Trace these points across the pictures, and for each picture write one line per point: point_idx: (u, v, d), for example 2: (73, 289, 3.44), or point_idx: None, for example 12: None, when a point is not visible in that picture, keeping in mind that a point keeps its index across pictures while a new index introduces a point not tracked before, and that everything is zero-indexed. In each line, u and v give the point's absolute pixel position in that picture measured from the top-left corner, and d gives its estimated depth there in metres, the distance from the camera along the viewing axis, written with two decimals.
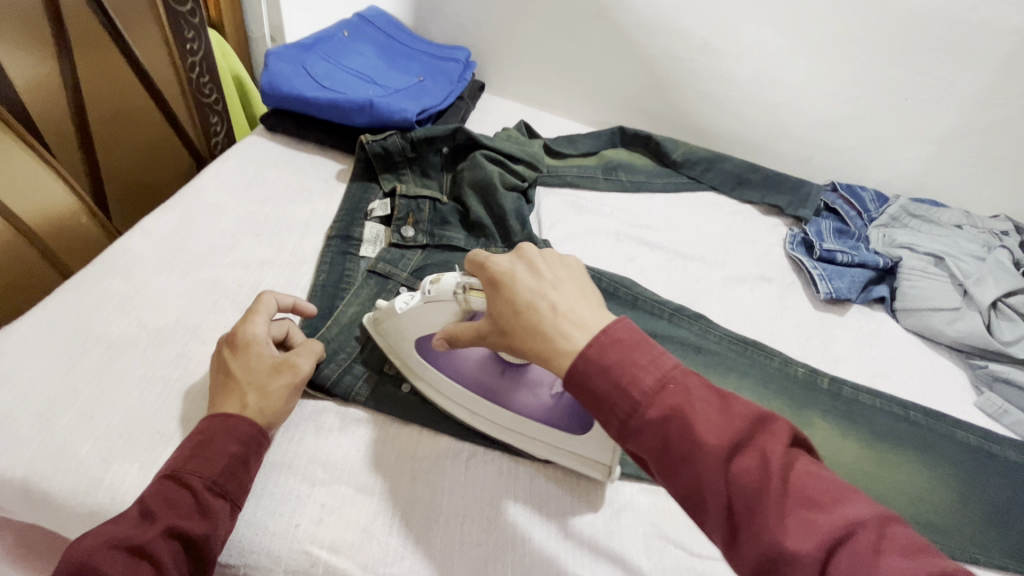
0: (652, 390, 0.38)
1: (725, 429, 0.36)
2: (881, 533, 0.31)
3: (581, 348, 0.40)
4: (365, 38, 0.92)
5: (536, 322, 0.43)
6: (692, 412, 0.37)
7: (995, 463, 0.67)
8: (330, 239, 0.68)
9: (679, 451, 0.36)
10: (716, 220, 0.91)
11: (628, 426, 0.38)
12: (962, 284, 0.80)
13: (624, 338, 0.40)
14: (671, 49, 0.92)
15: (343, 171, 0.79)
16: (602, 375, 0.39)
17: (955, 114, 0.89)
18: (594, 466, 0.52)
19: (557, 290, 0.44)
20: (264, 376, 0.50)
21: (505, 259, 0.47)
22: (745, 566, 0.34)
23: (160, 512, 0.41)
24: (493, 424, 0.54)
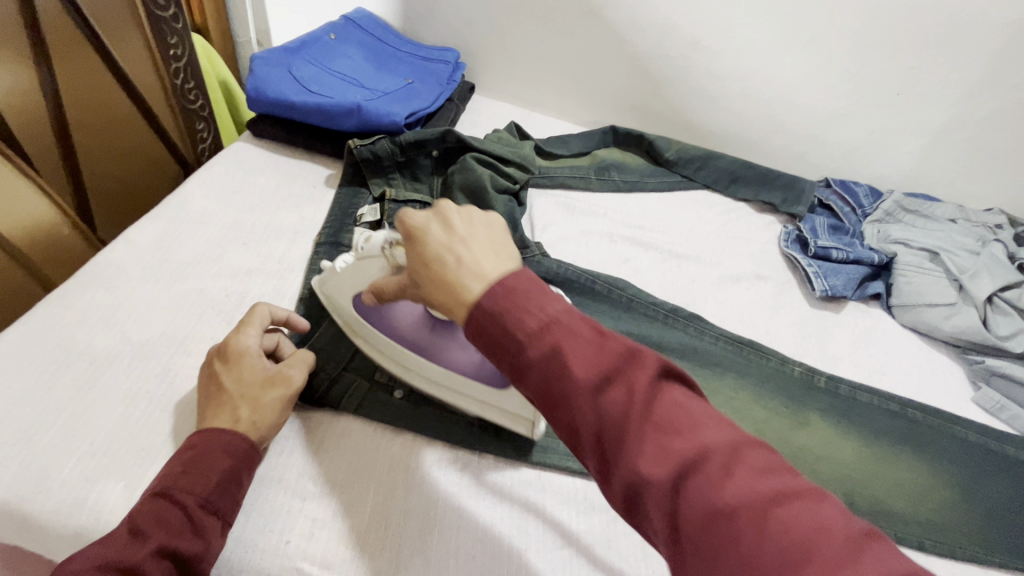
0: (534, 331, 0.35)
1: (598, 365, 0.34)
2: (737, 459, 0.30)
3: (478, 299, 0.37)
4: (353, 41, 0.91)
5: (441, 275, 0.39)
6: (567, 350, 0.34)
7: (994, 459, 0.66)
8: (319, 246, 0.67)
9: (556, 389, 0.34)
10: (710, 218, 0.91)
11: (513, 371, 0.36)
12: (957, 279, 0.80)
13: (514, 281, 0.37)
14: (662, 47, 0.92)
15: (332, 176, 0.78)
16: (490, 320, 0.36)
17: (948, 108, 0.89)
18: (519, 422, 0.53)
19: (468, 242, 0.40)
20: (256, 390, 0.49)
21: (419, 213, 0.43)
22: (613, 495, 0.33)
23: (150, 532, 0.39)
24: (424, 376, 0.57)
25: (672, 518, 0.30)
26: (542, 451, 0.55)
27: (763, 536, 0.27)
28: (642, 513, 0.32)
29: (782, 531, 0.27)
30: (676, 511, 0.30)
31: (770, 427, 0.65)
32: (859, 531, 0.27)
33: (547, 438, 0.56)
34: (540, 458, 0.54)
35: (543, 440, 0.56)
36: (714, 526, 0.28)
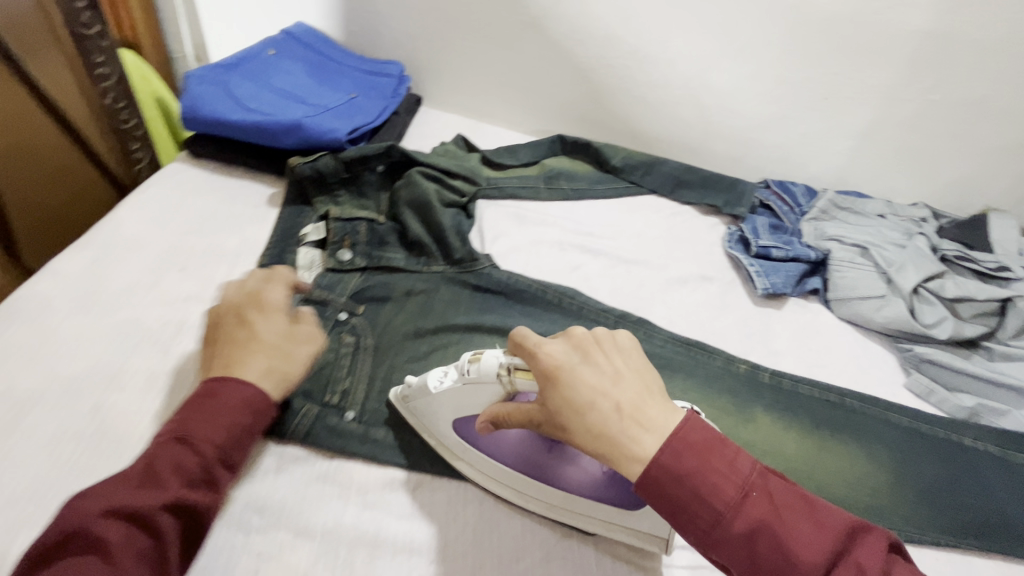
0: (737, 502, 0.40)
1: (816, 537, 0.39)
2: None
3: (655, 456, 0.41)
4: (293, 55, 0.89)
5: (597, 424, 0.43)
6: (781, 523, 0.39)
7: (927, 441, 0.70)
8: (263, 267, 0.66)
9: (772, 565, 0.38)
10: (658, 223, 0.93)
11: (711, 537, 0.40)
12: (886, 272, 0.84)
13: (703, 443, 0.41)
14: (602, 57, 0.94)
15: (275, 195, 0.76)
16: (681, 485, 0.40)
17: (871, 111, 0.94)
18: (652, 541, 0.49)
19: (620, 387, 0.44)
20: (286, 347, 0.53)
21: (559, 350, 0.46)
22: None
23: (167, 480, 0.42)
24: (540, 502, 0.51)
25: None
26: None
27: None
28: None
29: None
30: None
31: (719, 425, 0.68)
32: None
33: None
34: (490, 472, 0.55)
35: None
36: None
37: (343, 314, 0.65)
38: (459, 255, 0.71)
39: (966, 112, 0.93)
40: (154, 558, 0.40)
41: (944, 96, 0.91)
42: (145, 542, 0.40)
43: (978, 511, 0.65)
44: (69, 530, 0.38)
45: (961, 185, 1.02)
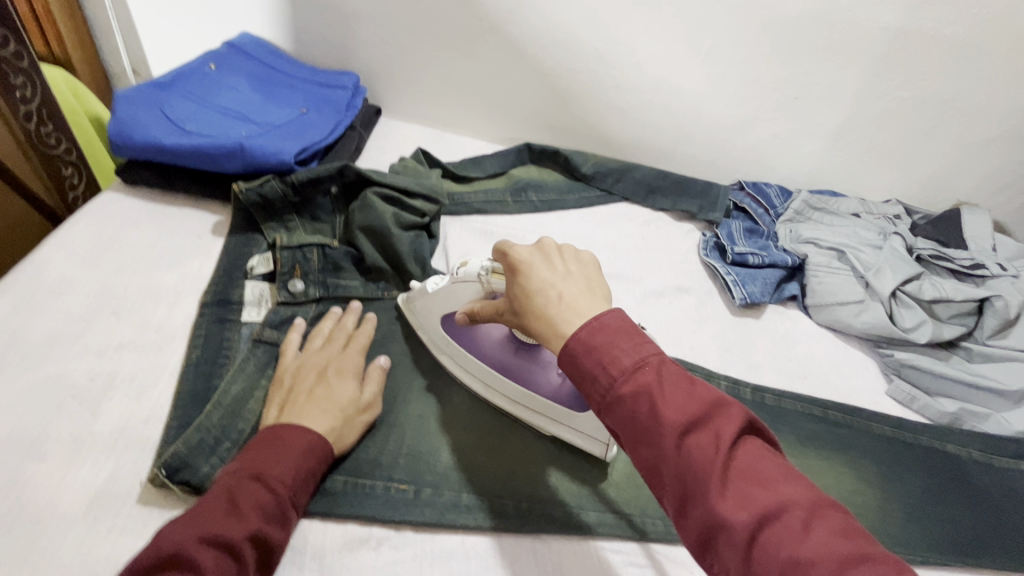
0: (629, 370, 0.39)
1: (689, 406, 0.37)
2: (813, 515, 0.33)
3: (575, 331, 0.42)
4: (237, 69, 0.83)
5: (545, 307, 0.45)
6: (660, 394, 0.38)
7: (909, 452, 0.69)
8: (204, 306, 0.60)
9: (641, 425, 0.38)
10: (631, 232, 0.90)
11: (602, 399, 0.40)
12: (863, 276, 0.82)
13: (609, 323, 0.41)
14: (566, 62, 0.90)
15: (219, 223, 0.70)
16: (589, 355, 0.41)
17: (841, 110, 0.92)
18: (592, 443, 0.58)
19: (569, 282, 0.46)
20: (349, 411, 0.54)
21: (524, 249, 0.49)
22: (687, 530, 0.36)
23: (248, 513, 0.41)
24: (504, 397, 0.61)
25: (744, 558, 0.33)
26: (464, 511, 0.53)
27: None
28: (714, 550, 0.35)
29: None
30: (750, 554, 0.33)
31: None
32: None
33: (470, 496, 0.54)
34: (461, 521, 0.52)
35: (467, 498, 0.54)
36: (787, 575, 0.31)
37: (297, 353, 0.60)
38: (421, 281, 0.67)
39: (935, 108, 0.92)
40: None
41: (913, 93, 0.90)
42: (231, 569, 0.39)
43: (967, 521, 0.64)
44: (164, 556, 0.37)
45: (931, 180, 1.01)
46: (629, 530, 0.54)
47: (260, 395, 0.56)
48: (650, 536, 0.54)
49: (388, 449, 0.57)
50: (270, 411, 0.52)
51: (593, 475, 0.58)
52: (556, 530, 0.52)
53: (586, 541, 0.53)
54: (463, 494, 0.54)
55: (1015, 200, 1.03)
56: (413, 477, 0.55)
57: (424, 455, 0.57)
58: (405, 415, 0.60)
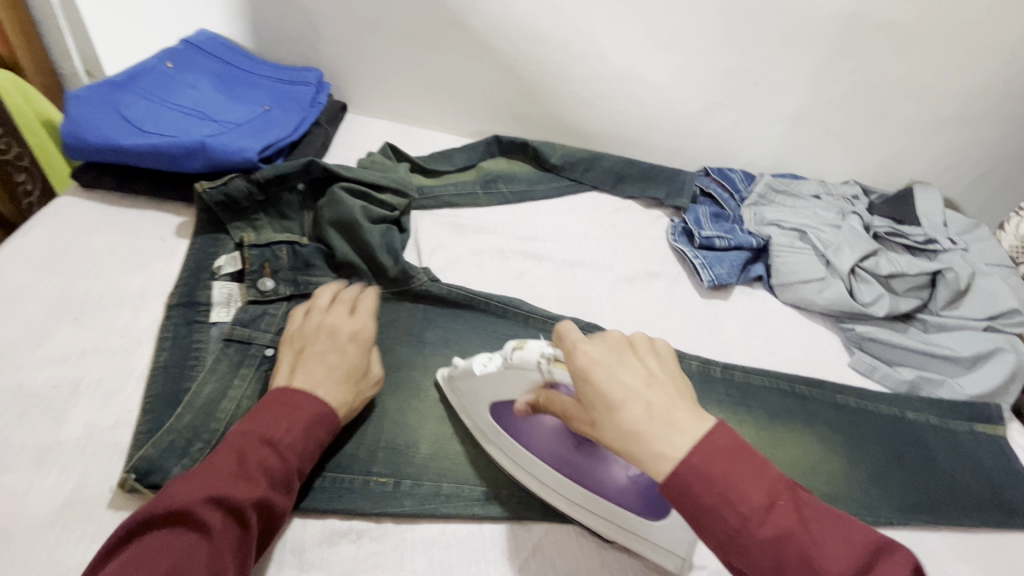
0: (763, 508, 0.37)
1: (841, 552, 0.37)
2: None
3: (686, 458, 0.39)
4: (195, 67, 0.82)
5: (633, 420, 0.41)
6: (809, 535, 0.37)
7: (871, 420, 0.72)
8: (171, 308, 0.59)
9: (794, 574, 0.36)
10: (601, 220, 0.92)
11: (734, 541, 0.38)
12: (824, 255, 0.85)
13: (730, 448, 0.39)
14: (531, 54, 0.90)
15: (183, 224, 0.69)
16: (713, 488, 0.38)
17: (799, 95, 0.95)
18: (668, 557, 0.50)
19: (656, 388, 0.43)
20: (358, 379, 0.55)
21: (592, 347, 0.45)
22: None
23: (257, 477, 0.44)
24: (562, 497, 0.53)
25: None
26: (445, 501, 0.54)
27: None
28: None
29: None
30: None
31: None
32: None
33: (450, 485, 0.55)
34: (441, 510, 0.53)
35: (447, 487, 0.55)
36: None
37: (270, 350, 0.59)
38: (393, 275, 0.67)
39: (887, 92, 0.95)
40: (242, 549, 0.41)
41: (866, 77, 0.93)
42: (237, 531, 0.41)
43: (925, 483, 0.68)
44: (177, 508, 0.40)
45: (886, 160, 1.05)
46: None
47: (233, 395, 0.55)
48: None
49: (366, 443, 0.57)
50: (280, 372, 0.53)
51: None
52: (535, 513, 0.54)
53: (564, 522, 0.54)
54: (443, 483, 0.55)
55: (965, 177, 1.08)
56: (392, 470, 0.55)
57: (403, 447, 0.57)
58: (381, 408, 0.60)
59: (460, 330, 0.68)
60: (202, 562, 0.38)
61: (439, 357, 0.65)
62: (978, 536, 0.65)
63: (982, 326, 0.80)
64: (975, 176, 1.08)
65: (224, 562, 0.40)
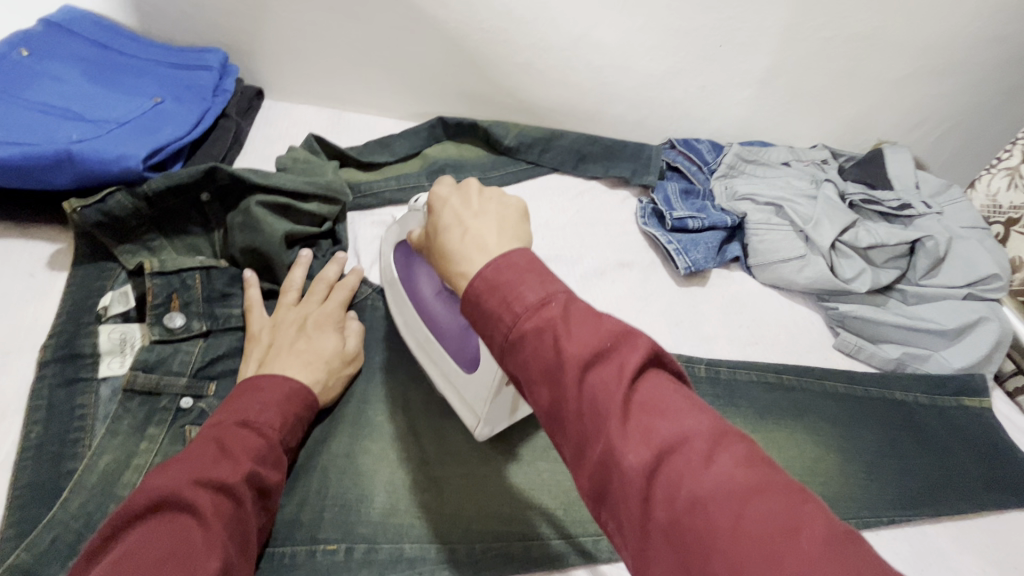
0: (531, 304, 0.33)
1: (591, 338, 0.31)
2: (717, 447, 0.27)
3: (479, 269, 0.35)
4: (60, 53, 0.66)
5: (447, 244, 0.38)
6: (565, 325, 0.32)
7: (860, 405, 0.69)
8: (44, 367, 0.46)
9: (542, 365, 0.32)
10: (565, 206, 0.83)
11: (504, 345, 0.33)
12: (803, 230, 0.79)
13: (518, 257, 0.35)
14: (472, 20, 0.78)
15: (59, 253, 0.56)
16: (491, 292, 0.34)
17: (766, 56, 0.88)
18: (466, 411, 0.51)
19: (480, 219, 0.38)
20: (334, 362, 0.52)
21: (443, 188, 0.41)
22: (583, 480, 0.30)
23: (241, 457, 0.40)
24: (413, 337, 0.56)
25: (642, 507, 0.27)
26: (408, 565, 0.45)
27: (737, 528, 0.24)
28: (611, 502, 0.29)
29: (757, 526, 0.24)
30: (648, 498, 0.27)
31: None
32: (838, 523, 0.24)
33: (415, 546, 0.46)
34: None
35: (411, 549, 0.46)
36: (683, 515, 0.26)
37: (187, 400, 0.49)
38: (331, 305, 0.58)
39: (856, 48, 0.89)
40: (240, 530, 0.37)
41: (835, 33, 0.86)
42: (231, 510, 0.37)
43: (919, 470, 0.65)
44: (159, 498, 0.34)
45: (854, 121, 1.01)
46: (594, 553, 0.48)
47: (139, 464, 0.45)
48: (620, 556, 0.48)
49: (309, 503, 0.47)
50: (249, 366, 0.50)
51: (549, 494, 0.52)
52: (515, 569, 0.46)
53: None
54: (407, 543, 0.46)
55: (929, 135, 1.05)
56: (343, 533, 0.46)
57: (355, 503, 0.47)
58: (327, 454, 0.49)
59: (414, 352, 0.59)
60: (202, 545, 0.34)
61: (391, 385, 0.56)
62: (976, 520, 0.62)
63: (963, 294, 0.76)
64: (940, 132, 1.05)
65: (224, 541, 0.35)
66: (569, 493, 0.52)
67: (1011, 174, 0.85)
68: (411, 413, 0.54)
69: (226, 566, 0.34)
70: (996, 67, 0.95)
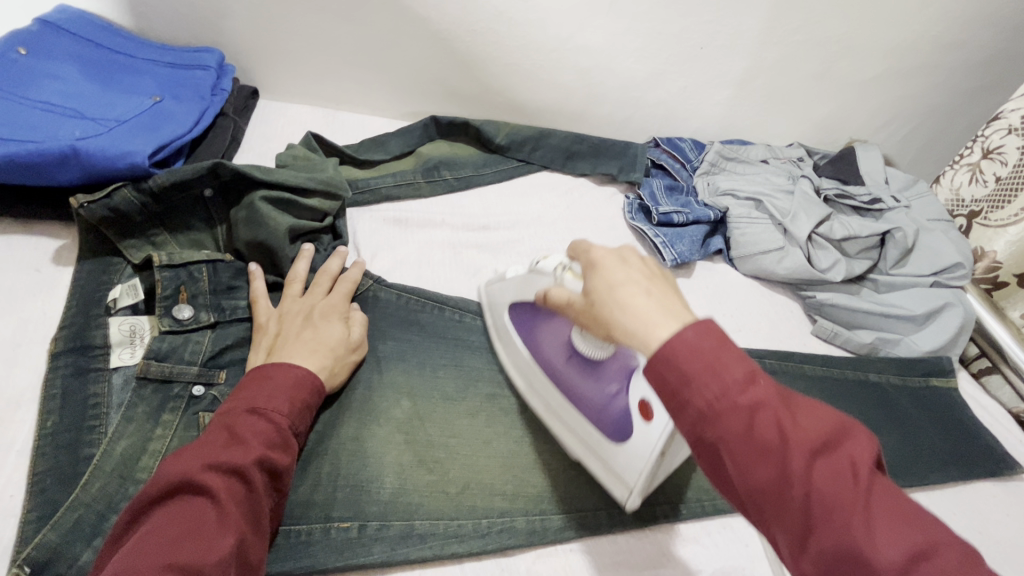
0: (743, 381, 0.34)
1: (814, 427, 0.33)
2: (967, 557, 0.28)
3: (676, 330, 0.36)
4: (58, 52, 0.67)
5: (630, 300, 0.39)
6: (784, 410, 0.33)
7: (837, 387, 0.74)
8: (57, 357, 0.47)
9: (758, 443, 0.33)
10: (556, 202, 0.86)
11: (711, 415, 0.34)
12: (782, 223, 0.83)
13: (717, 333, 0.36)
14: (464, 22, 0.81)
15: (63, 249, 0.57)
16: (696, 359, 0.35)
17: (744, 58, 0.92)
18: (616, 483, 0.51)
19: (653, 281, 0.40)
20: (341, 350, 0.54)
21: (600, 251, 0.43)
22: (808, 565, 0.31)
23: (252, 441, 0.41)
24: (542, 401, 0.57)
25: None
26: (419, 541, 0.47)
27: None
28: None
29: None
30: None
31: None
32: None
33: (424, 523, 0.48)
34: (416, 554, 0.46)
35: (421, 526, 0.48)
36: None
37: (199, 388, 0.50)
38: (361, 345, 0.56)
39: (827, 51, 0.94)
40: (253, 510, 0.39)
41: (808, 36, 0.91)
42: (243, 492, 0.39)
43: (892, 446, 0.69)
44: (175, 483, 0.37)
45: (826, 120, 1.06)
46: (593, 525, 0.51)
47: (155, 450, 0.46)
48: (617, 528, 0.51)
49: (322, 483, 0.48)
50: (258, 355, 0.51)
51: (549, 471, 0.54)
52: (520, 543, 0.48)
53: (552, 545, 0.50)
54: (417, 521, 0.48)
55: (898, 132, 1.11)
56: (355, 511, 0.48)
57: (365, 483, 0.49)
58: (337, 438, 0.51)
59: (416, 342, 0.61)
60: (214, 526, 0.36)
61: (396, 373, 0.58)
62: (944, 491, 0.67)
63: (929, 282, 0.81)
64: (907, 130, 1.11)
65: (238, 522, 0.37)
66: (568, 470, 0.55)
67: (972, 169, 0.90)
68: (416, 398, 0.56)
69: (238, 546, 0.36)
70: (958, 69, 1.01)
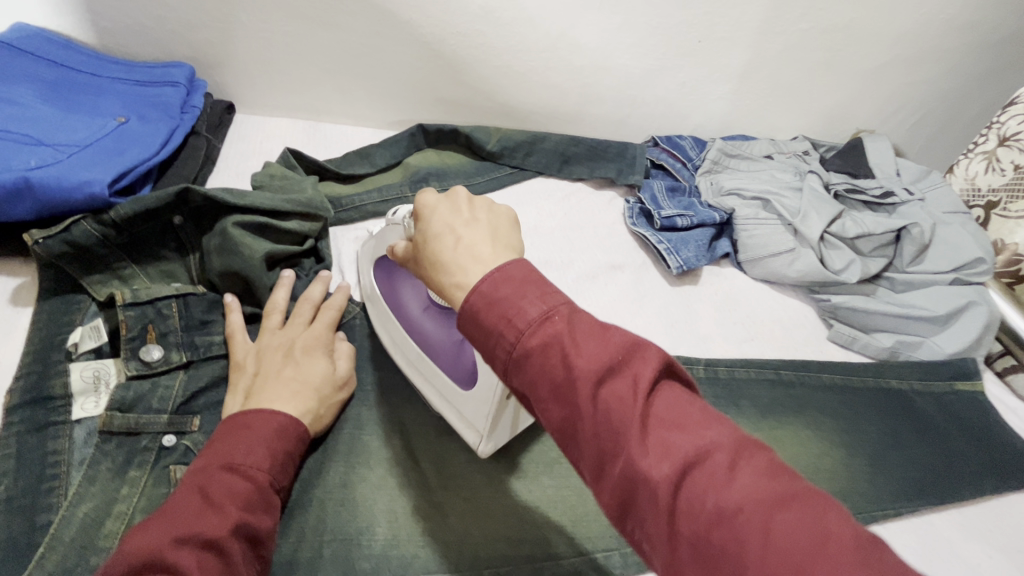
0: (533, 320, 0.33)
1: (600, 352, 0.31)
2: (740, 457, 0.28)
3: (475, 285, 0.35)
4: (12, 73, 0.62)
5: (439, 254, 0.38)
6: (571, 341, 0.32)
7: (857, 396, 0.70)
8: (11, 413, 0.43)
9: (553, 382, 0.32)
10: (553, 210, 0.82)
11: (510, 361, 0.33)
12: (791, 223, 0.79)
13: (516, 272, 0.34)
14: (448, 25, 0.76)
15: (22, 288, 0.53)
16: (490, 307, 0.34)
17: (744, 51, 0.88)
18: (467, 429, 0.50)
19: (472, 230, 0.38)
20: (325, 390, 0.49)
21: (431, 199, 0.41)
22: (604, 497, 0.30)
23: (228, 505, 0.36)
24: (402, 355, 0.55)
25: (669, 519, 0.27)
26: None
27: (766, 537, 0.25)
28: (635, 515, 0.29)
29: (788, 539, 0.24)
30: (673, 511, 0.27)
31: None
32: (875, 543, 0.24)
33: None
34: None
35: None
36: (708, 525, 0.26)
37: (170, 438, 0.46)
38: (340, 375, 0.52)
39: (831, 39, 0.89)
40: None
41: (811, 25, 0.87)
42: (219, 568, 0.33)
43: (920, 459, 0.65)
44: (136, 563, 0.31)
45: (831, 112, 1.01)
46: (603, 569, 0.47)
47: (121, 512, 0.42)
48: (631, 570, 0.47)
49: (306, 540, 0.44)
50: (235, 400, 0.47)
51: (553, 511, 0.50)
52: None
53: None
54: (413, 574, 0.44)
55: (906, 121, 1.06)
56: (343, 569, 0.44)
57: (354, 536, 0.45)
58: (322, 486, 0.47)
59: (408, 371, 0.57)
60: None
61: (385, 408, 0.54)
62: (978, 506, 0.63)
63: (950, 278, 0.77)
64: (915, 118, 1.06)
65: None
66: (575, 506, 0.51)
67: (988, 158, 0.86)
68: (408, 435, 0.52)
69: None
70: (968, 52, 0.96)
